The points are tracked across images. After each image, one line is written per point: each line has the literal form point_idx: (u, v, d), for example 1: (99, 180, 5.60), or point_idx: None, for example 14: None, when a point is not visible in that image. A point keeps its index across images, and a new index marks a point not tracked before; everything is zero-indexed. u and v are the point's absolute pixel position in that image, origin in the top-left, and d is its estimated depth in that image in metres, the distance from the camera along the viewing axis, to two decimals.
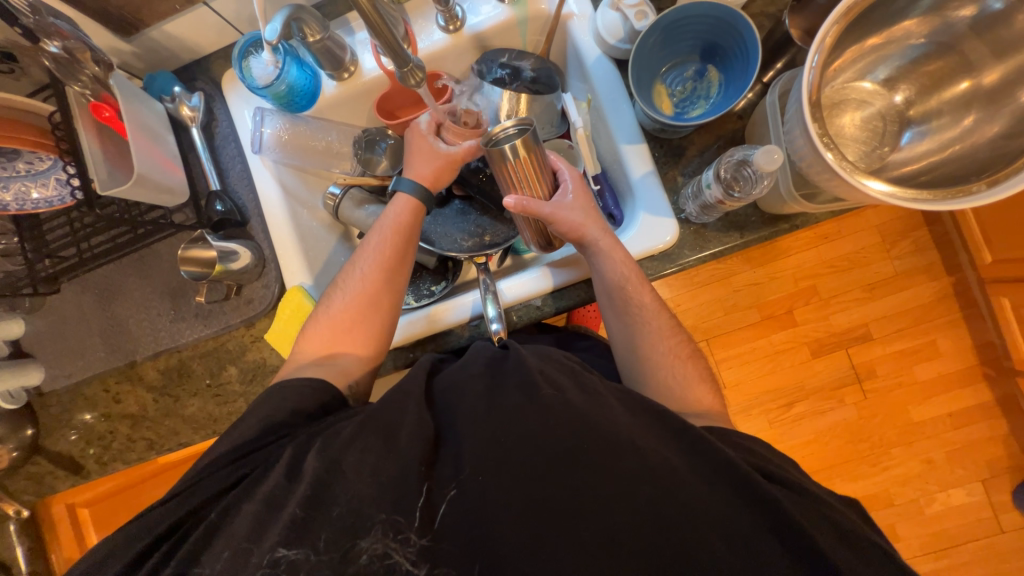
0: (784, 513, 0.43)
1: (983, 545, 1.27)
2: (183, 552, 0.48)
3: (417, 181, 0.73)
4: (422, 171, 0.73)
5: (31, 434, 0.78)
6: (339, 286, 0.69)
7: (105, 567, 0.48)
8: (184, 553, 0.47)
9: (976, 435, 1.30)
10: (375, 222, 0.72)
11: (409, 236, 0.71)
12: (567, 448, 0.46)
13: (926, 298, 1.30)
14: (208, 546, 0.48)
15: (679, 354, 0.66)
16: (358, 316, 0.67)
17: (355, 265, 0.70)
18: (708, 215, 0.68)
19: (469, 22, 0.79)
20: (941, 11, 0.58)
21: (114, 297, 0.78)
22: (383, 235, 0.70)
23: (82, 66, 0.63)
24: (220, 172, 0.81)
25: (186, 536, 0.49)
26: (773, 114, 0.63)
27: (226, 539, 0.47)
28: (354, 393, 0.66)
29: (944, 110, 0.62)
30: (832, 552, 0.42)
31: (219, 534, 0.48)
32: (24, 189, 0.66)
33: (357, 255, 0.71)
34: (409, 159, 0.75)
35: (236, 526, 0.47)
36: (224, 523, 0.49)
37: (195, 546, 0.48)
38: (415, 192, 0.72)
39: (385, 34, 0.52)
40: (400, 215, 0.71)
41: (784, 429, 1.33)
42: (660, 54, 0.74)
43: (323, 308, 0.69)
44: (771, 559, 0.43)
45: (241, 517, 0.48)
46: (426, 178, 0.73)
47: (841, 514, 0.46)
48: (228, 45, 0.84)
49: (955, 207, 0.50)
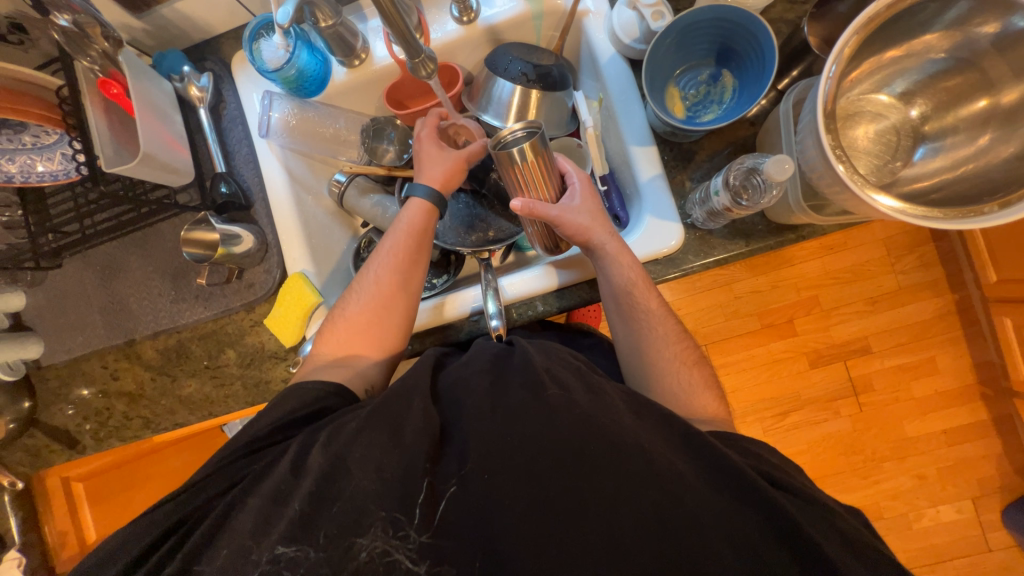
0: (788, 523, 0.43)
1: (970, 562, 1.28)
2: (185, 549, 0.48)
3: (437, 188, 0.72)
4: (432, 174, 0.73)
5: (29, 407, 0.79)
6: (351, 290, 0.70)
7: (112, 559, 0.49)
8: (188, 549, 0.48)
9: (971, 452, 1.29)
10: (390, 228, 0.72)
11: (422, 241, 0.71)
12: (569, 452, 0.46)
13: (928, 314, 1.30)
14: (214, 540, 0.48)
15: (685, 361, 0.65)
16: (371, 319, 0.67)
17: (368, 268, 0.70)
18: (714, 222, 0.67)
19: (484, 14, 0.78)
20: (964, 25, 0.56)
21: (115, 275, 0.78)
22: (395, 240, 0.70)
23: (91, 41, 0.62)
24: (225, 154, 0.81)
25: (188, 534, 0.50)
26: (786, 123, 0.62)
27: (228, 536, 0.48)
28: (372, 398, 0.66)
29: (960, 126, 0.61)
30: (839, 563, 0.42)
31: (221, 530, 0.49)
32: (29, 162, 0.66)
33: (372, 258, 0.71)
34: (416, 167, 0.75)
35: (239, 523, 0.48)
36: (227, 520, 0.49)
37: (196, 543, 0.48)
38: (429, 198, 0.71)
39: (396, 22, 0.51)
40: (414, 221, 0.71)
41: (779, 438, 1.33)
42: (675, 57, 0.73)
43: (338, 310, 0.69)
44: (776, 567, 0.42)
45: (247, 514, 0.48)
46: (437, 181, 0.73)
47: (846, 525, 0.46)
48: (239, 26, 0.83)
49: (965, 226, 0.49)
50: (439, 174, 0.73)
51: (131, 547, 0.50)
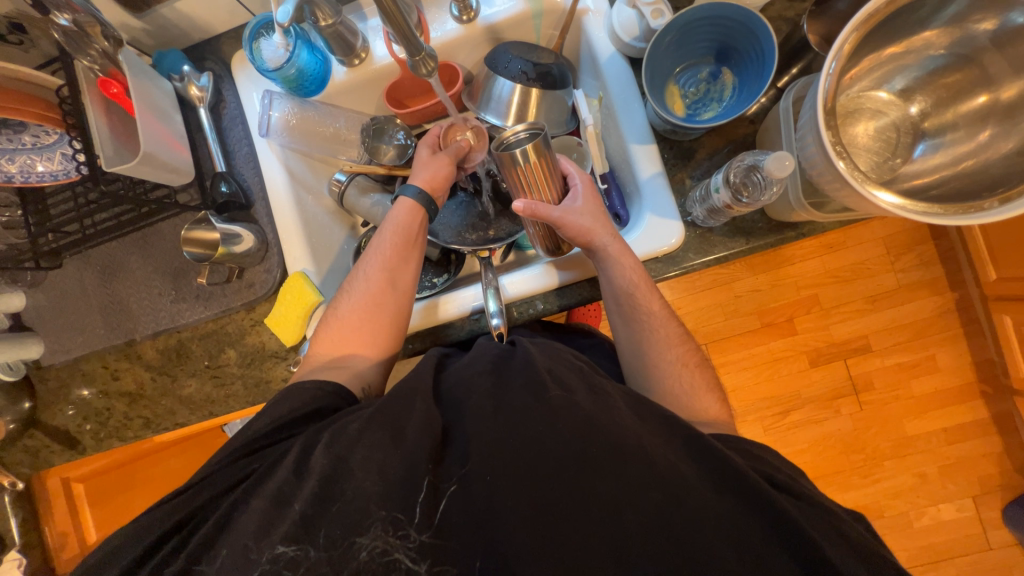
0: (792, 526, 0.43)
1: (971, 561, 1.28)
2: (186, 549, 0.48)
3: (421, 188, 0.72)
4: (420, 174, 0.73)
5: (29, 407, 0.78)
6: (347, 286, 0.70)
7: (112, 561, 0.49)
8: (189, 549, 0.48)
9: (971, 451, 1.29)
10: (380, 226, 0.72)
11: (412, 239, 0.71)
12: (571, 451, 0.46)
13: (928, 312, 1.30)
14: (214, 541, 0.48)
15: (687, 363, 0.65)
16: (366, 317, 0.67)
17: (361, 267, 0.70)
18: (714, 219, 0.68)
19: (483, 13, 0.78)
20: (962, 22, 0.57)
21: (115, 275, 0.78)
22: (385, 239, 0.70)
23: (91, 40, 0.62)
24: (226, 154, 0.81)
25: (188, 535, 0.50)
26: (786, 120, 0.62)
27: (230, 535, 0.48)
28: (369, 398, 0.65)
29: (959, 122, 0.61)
30: (842, 565, 0.42)
31: (223, 530, 0.49)
32: (29, 163, 0.66)
33: (365, 257, 0.71)
34: (414, 168, 0.75)
35: (239, 524, 0.48)
36: (228, 520, 0.49)
37: (196, 545, 0.48)
38: (417, 199, 0.72)
39: (396, 20, 0.51)
40: (401, 219, 0.71)
41: (778, 437, 1.33)
42: (674, 55, 0.73)
43: (333, 309, 0.69)
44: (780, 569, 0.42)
45: (248, 514, 0.48)
46: (423, 182, 0.73)
47: (849, 527, 0.46)
48: (239, 26, 0.83)
49: (964, 222, 0.50)
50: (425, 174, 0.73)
51: (131, 548, 0.50)
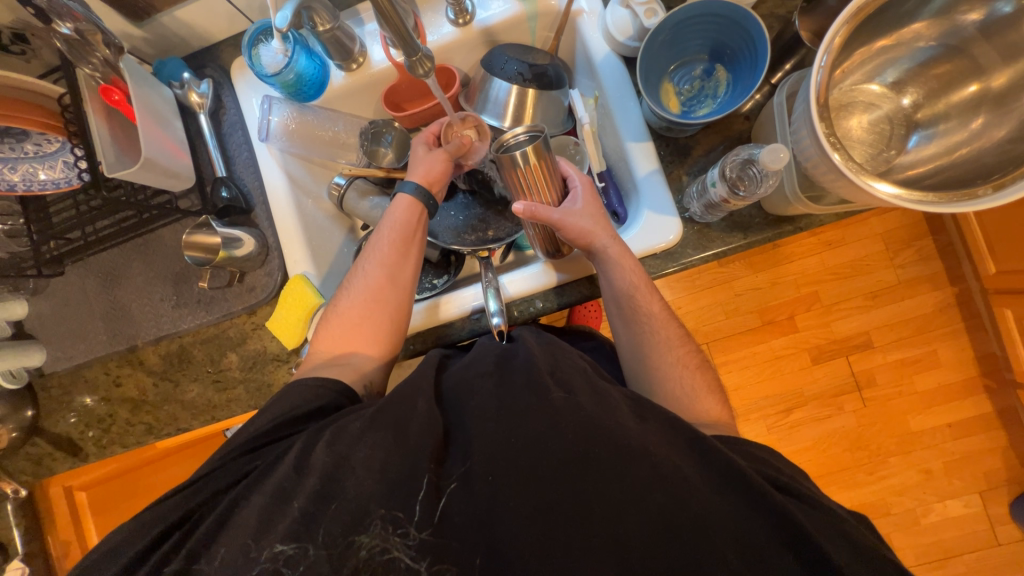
0: (795, 524, 0.43)
1: (977, 557, 1.27)
2: (186, 548, 0.48)
3: (419, 182, 0.73)
4: (417, 168, 0.74)
5: (32, 415, 0.79)
6: (347, 287, 0.70)
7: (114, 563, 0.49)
8: (188, 549, 0.48)
9: (975, 445, 1.29)
10: (380, 226, 0.72)
11: (413, 239, 0.72)
12: (572, 446, 0.46)
13: (929, 306, 1.30)
14: (212, 541, 0.48)
15: (687, 364, 0.65)
16: (367, 318, 0.67)
17: (361, 267, 0.70)
18: (712, 215, 0.68)
19: (478, 17, 0.80)
20: (950, 14, 0.58)
21: (117, 281, 0.78)
22: (385, 238, 0.70)
23: (92, 48, 0.63)
24: (226, 159, 0.82)
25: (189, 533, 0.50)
26: (780, 115, 0.63)
27: (229, 536, 0.47)
28: (369, 396, 0.65)
29: (951, 112, 0.62)
30: (845, 564, 0.42)
31: (222, 531, 0.49)
32: (31, 171, 0.67)
33: (364, 256, 0.71)
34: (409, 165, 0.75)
35: (239, 524, 0.48)
36: (227, 520, 0.49)
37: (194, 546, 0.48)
38: (415, 194, 0.72)
39: (393, 21, 0.51)
40: (402, 219, 0.71)
41: (782, 436, 1.32)
42: (668, 53, 0.74)
43: (333, 308, 0.70)
44: (782, 566, 0.42)
45: (248, 514, 0.48)
46: (421, 175, 0.73)
47: (852, 527, 0.45)
48: (238, 33, 0.85)
49: (957, 209, 0.50)
50: (422, 168, 0.73)
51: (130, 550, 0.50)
